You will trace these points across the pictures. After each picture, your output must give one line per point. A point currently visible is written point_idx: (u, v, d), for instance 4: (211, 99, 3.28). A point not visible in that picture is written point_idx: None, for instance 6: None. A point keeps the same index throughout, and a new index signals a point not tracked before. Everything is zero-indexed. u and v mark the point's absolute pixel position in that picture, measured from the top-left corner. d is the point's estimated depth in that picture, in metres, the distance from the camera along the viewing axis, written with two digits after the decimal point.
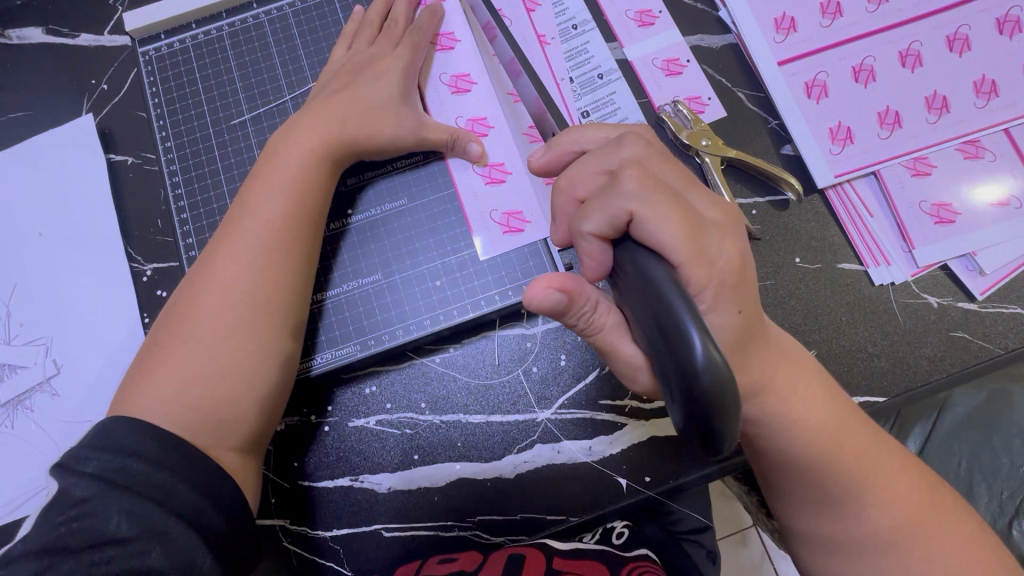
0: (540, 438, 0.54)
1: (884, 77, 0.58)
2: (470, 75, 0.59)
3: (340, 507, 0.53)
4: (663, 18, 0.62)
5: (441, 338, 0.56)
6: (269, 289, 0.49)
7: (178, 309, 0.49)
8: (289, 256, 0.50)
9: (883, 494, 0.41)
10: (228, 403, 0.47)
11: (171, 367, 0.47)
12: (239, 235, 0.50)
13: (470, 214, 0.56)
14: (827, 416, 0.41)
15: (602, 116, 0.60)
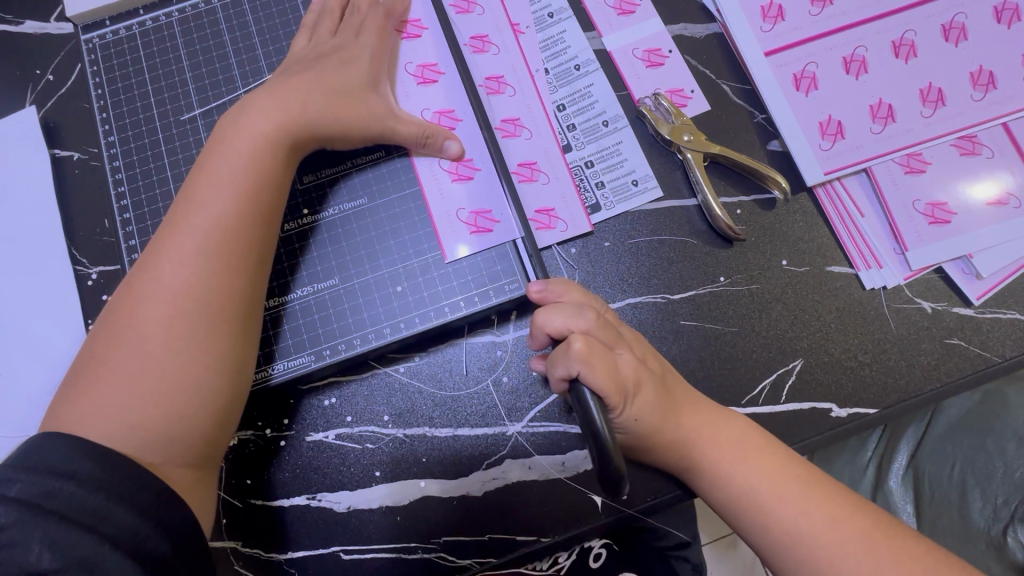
0: (510, 453, 0.51)
1: (877, 69, 0.55)
2: (437, 65, 0.55)
3: (296, 527, 0.50)
4: (644, 7, 0.59)
5: (405, 346, 0.52)
6: (219, 294, 0.45)
7: (118, 319, 0.44)
8: (240, 257, 0.46)
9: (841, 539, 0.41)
10: (176, 419, 0.43)
11: (114, 383, 0.43)
12: (183, 233, 0.45)
13: (436, 216, 0.53)
14: (747, 453, 0.44)
15: (579, 109, 0.57)
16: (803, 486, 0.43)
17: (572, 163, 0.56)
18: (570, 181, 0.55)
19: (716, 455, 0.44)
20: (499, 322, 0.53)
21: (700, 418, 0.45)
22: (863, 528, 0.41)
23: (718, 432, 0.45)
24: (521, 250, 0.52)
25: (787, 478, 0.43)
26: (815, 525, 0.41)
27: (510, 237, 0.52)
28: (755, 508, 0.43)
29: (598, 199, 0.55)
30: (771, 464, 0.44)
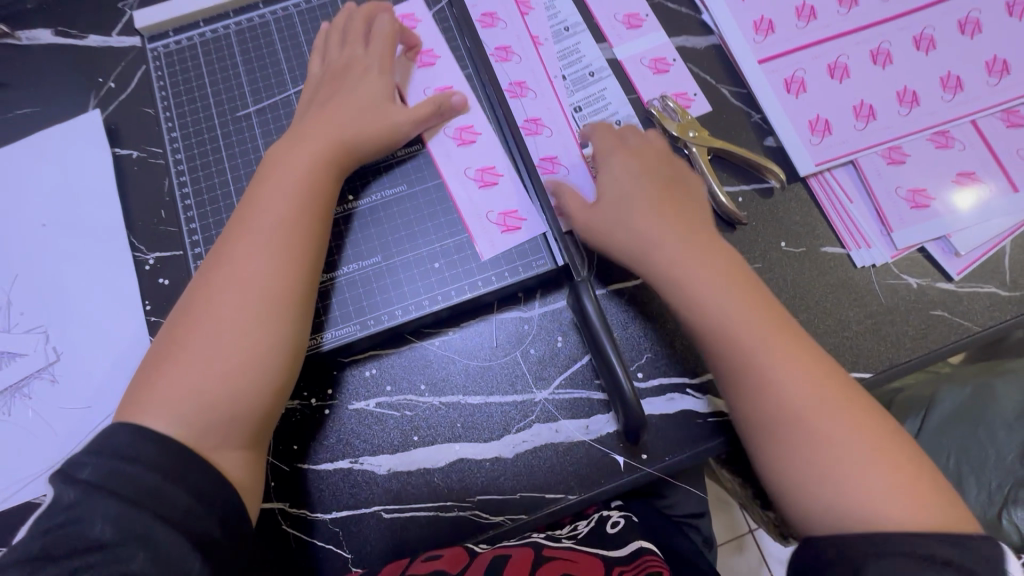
0: (538, 418, 0.55)
1: (858, 74, 0.62)
2: (452, 86, 0.61)
3: (340, 489, 0.54)
4: (650, 21, 0.66)
5: (439, 320, 0.57)
6: (281, 277, 0.48)
7: (186, 318, 0.47)
8: (300, 245, 0.50)
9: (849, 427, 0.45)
10: (233, 400, 0.45)
11: (181, 374, 0.45)
12: (249, 225, 0.49)
13: (466, 218, 0.58)
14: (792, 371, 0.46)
15: (594, 110, 0.63)
16: (835, 409, 0.45)
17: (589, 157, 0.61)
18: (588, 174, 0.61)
19: (764, 370, 0.46)
20: (526, 299, 0.58)
21: (753, 331, 0.47)
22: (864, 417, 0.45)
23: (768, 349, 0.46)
24: (546, 233, 0.57)
25: (821, 399, 0.45)
26: (835, 443, 0.44)
27: (539, 232, 0.57)
28: (780, 396, 0.45)
29: None
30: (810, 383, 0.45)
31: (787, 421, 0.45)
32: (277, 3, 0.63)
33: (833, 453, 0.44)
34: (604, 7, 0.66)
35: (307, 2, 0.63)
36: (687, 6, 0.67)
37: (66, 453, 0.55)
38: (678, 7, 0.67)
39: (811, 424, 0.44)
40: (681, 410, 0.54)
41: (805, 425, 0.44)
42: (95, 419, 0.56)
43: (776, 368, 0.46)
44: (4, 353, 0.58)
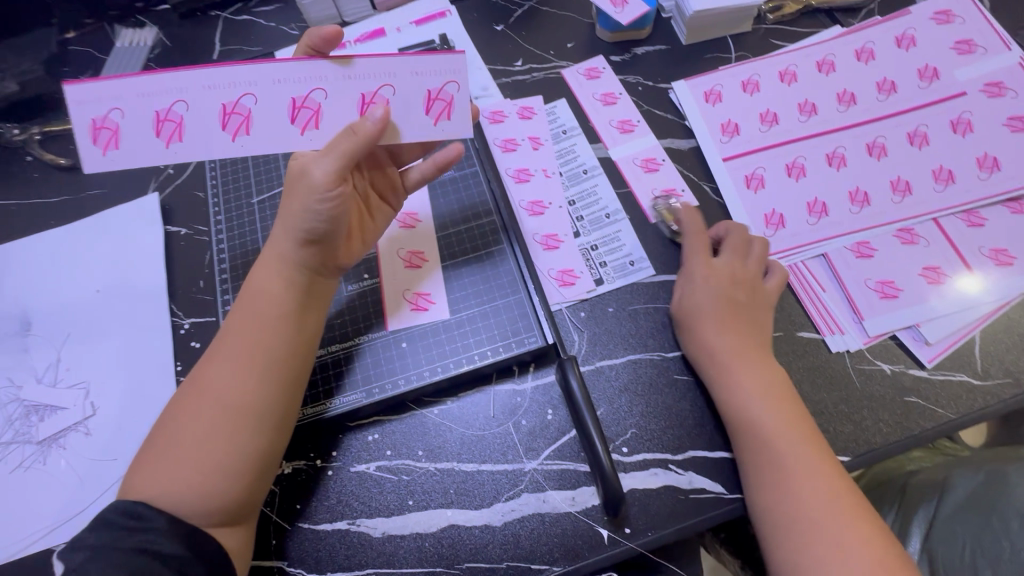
0: (526, 488, 0.57)
1: (813, 174, 0.69)
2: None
3: (335, 550, 0.56)
4: (128, 125, 0.53)
5: (439, 390, 0.62)
6: (255, 397, 0.51)
7: (183, 402, 0.51)
8: (283, 340, 0.53)
9: (843, 532, 0.49)
10: (221, 475, 0.48)
11: (177, 455, 0.48)
12: (232, 341, 0.53)
13: (388, 294, 0.65)
14: (812, 460, 0.52)
15: (586, 203, 0.71)
16: (843, 505, 0.50)
17: (581, 245, 0.68)
18: (580, 258, 0.67)
19: (785, 453, 0.52)
20: (519, 372, 0.62)
21: (783, 425, 0.54)
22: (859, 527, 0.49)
23: (784, 440, 0.53)
24: (538, 310, 0.64)
25: (838, 492, 0.51)
26: (839, 528, 0.49)
27: (444, 316, 0.64)
28: (781, 479, 0.52)
29: (601, 275, 0.67)
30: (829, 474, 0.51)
31: (798, 505, 0.50)
32: None
33: (835, 538, 0.48)
34: (601, 115, 0.77)
35: None
36: (673, 114, 0.76)
37: (89, 503, 0.60)
38: (665, 114, 0.76)
39: (813, 521, 0.50)
40: (665, 486, 0.57)
41: (820, 506, 0.50)
42: (117, 471, 0.61)
43: (790, 457, 0.52)
44: (48, 406, 0.64)
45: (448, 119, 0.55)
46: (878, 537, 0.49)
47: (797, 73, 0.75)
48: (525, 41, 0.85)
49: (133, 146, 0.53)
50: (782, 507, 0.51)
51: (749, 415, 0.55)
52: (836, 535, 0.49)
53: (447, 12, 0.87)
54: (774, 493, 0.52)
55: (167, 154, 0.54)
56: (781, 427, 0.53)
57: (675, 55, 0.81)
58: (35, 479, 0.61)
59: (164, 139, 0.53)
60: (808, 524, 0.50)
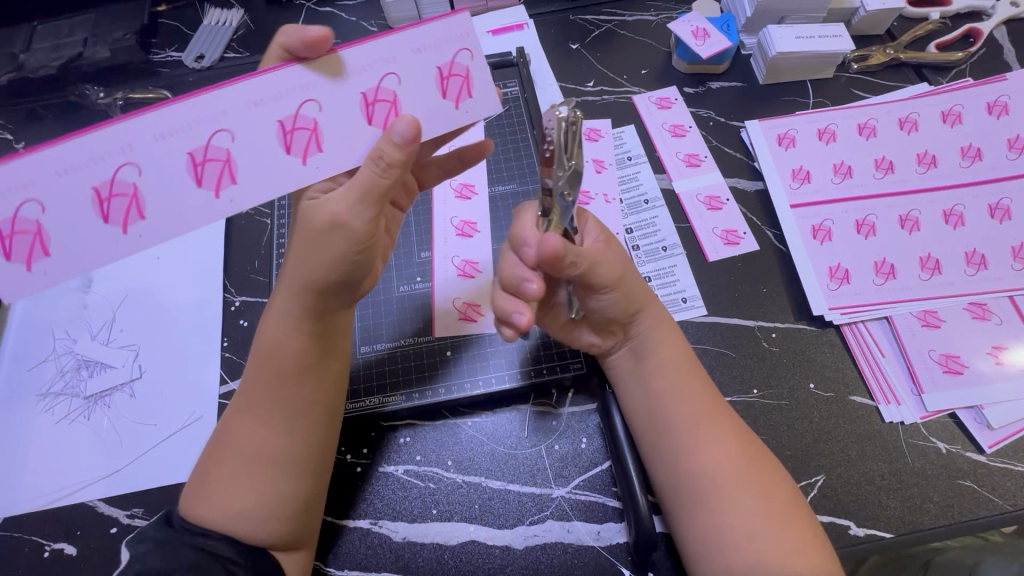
0: (552, 514, 0.57)
1: (884, 234, 0.67)
2: (474, 186, 0.72)
3: (355, 548, 0.56)
4: (53, 220, 0.41)
5: (475, 403, 0.62)
6: (298, 439, 0.50)
7: (232, 434, 0.51)
8: (325, 368, 0.53)
9: (743, 495, 0.47)
10: (286, 502, 0.49)
11: (237, 488, 0.48)
12: (259, 389, 0.51)
13: (437, 299, 0.66)
14: (714, 423, 0.50)
15: (645, 234, 0.70)
16: (756, 472, 0.48)
17: None
18: None
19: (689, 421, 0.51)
20: (558, 397, 0.62)
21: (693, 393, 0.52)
22: (763, 490, 0.47)
23: (681, 406, 0.51)
24: None
25: (744, 458, 0.49)
26: (733, 492, 0.47)
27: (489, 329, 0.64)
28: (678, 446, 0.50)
29: None
30: (733, 439, 0.50)
31: (693, 469, 0.49)
32: None
33: (734, 500, 0.47)
34: (669, 146, 0.76)
35: None
36: (741, 154, 0.75)
37: (124, 463, 0.61)
38: (733, 153, 0.75)
39: (720, 487, 0.48)
40: None
41: (716, 470, 0.48)
42: (154, 437, 0.62)
43: (686, 420, 0.51)
44: (97, 363, 0.66)
45: (470, 95, 0.45)
46: (780, 494, 0.48)
47: (876, 128, 0.73)
48: (599, 62, 0.84)
49: (72, 236, 0.42)
50: (675, 472, 0.50)
51: (643, 389, 0.54)
52: (729, 497, 0.47)
53: (525, 25, 0.87)
54: (669, 464, 0.50)
55: (128, 240, 0.42)
56: (679, 395, 0.52)
57: (751, 93, 0.79)
58: (78, 433, 0.63)
59: (118, 223, 0.42)
60: (703, 489, 0.48)
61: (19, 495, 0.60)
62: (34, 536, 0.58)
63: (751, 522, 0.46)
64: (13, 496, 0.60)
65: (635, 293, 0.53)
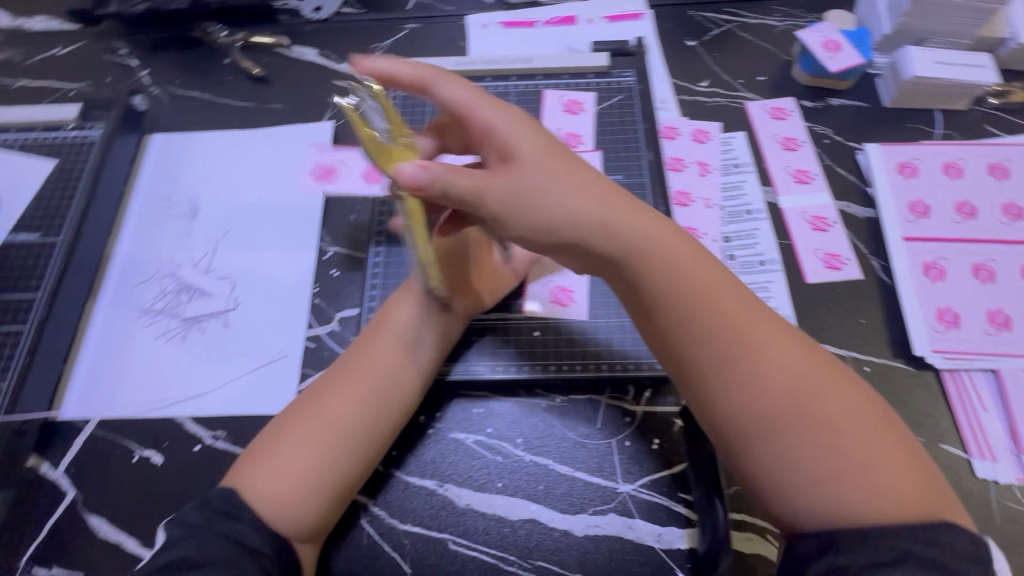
0: (615, 508, 0.57)
1: (1003, 282, 0.63)
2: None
3: (418, 505, 0.58)
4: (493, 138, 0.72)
5: (553, 387, 0.62)
6: (364, 428, 0.54)
7: (302, 409, 0.54)
8: (408, 372, 0.57)
9: (823, 440, 0.41)
10: (322, 488, 0.51)
11: (286, 460, 0.51)
12: (356, 365, 0.56)
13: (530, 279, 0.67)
14: (785, 364, 0.44)
15: (742, 245, 0.68)
16: (833, 414, 0.42)
17: None
18: None
19: (741, 366, 0.44)
20: (635, 395, 0.62)
21: (698, 304, 0.45)
22: (845, 437, 0.42)
23: (762, 356, 0.43)
24: None
25: (853, 412, 0.43)
26: (857, 446, 0.41)
27: (578, 317, 0.65)
28: (736, 399, 0.44)
29: None
30: (835, 391, 0.43)
31: (809, 428, 0.42)
32: (503, 81, 0.74)
33: (859, 457, 0.41)
34: (778, 159, 0.73)
35: (525, 85, 0.73)
36: (856, 177, 0.72)
37: (213, 387, 0.64)
38: (846, 175, 0.72)
39: (790, 436, 0.42)
40: (757, 554, 0.54)
41: (825, 419, 0.42)
42: (239, 371, 0.65)
43: (737, 363, 0.44)
44: (196, 290, 0.70)
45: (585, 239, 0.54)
46: (879, 438, 0.42)
47: (1010, 170, 0.69)
48: (715, 62, 0.82)
49: None
50: (744, 421, 0.43)
51: (672, 332, 0.46)
52: (862, 454, 0.41)
53: (641, 15, 0.85)
54: (727, 415, 0.44)
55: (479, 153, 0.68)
56: (712, 330, 0.45)
57: (873, 115, 0.76)
58: (173, 352, 0.66)
59: None
60: (815, 448, 0.41)
61: (115, 400, 0.64)
62: (126, 440, 0.62)
63: (878, 479, 0.40)
64: (110, 400, 0.64)
65: (564, 171, 0.48)
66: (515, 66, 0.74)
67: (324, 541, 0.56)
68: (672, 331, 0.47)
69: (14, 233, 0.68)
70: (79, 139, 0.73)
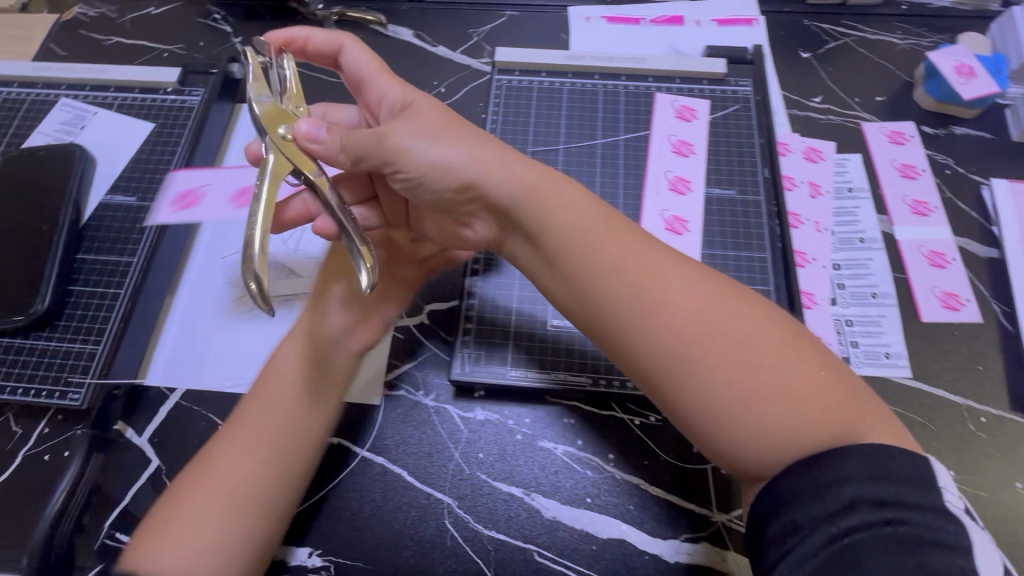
0: (709, 537, 0.55)
1: None
2: (690, 182, 0.64)
3: (504, 512, 0.56)
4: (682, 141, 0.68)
5: (648, 405, 0.61)
6: (269, 482, 0.50)
7: (199, 473, 0.50)
8: (285, 413, 0.53)
9: (773, 412, 0.39)
10: (235, 550, 0.48)
11: (191, 527, 0.47)
12: (254, 412, 0.54)
13: None
14: (570, 242, 0.46)
15: (854, 274, 0.65)
16: (782, 372, 0.40)
17: (835, 316, 0.63)
18: (830, 330, 0.62)
19: (678, 342, 0.42)
20: None
21: (656, 291, 0.43)
22: (792, 404, 0.39)
23: (586, 258, 0.45)
24: None
25: (687, 300, 0.43)
26: (765, 369, 0.40)
27: None
28: (683, 380, 0.42)
29: (850, 353, 0.61)
30: (672, 286, 0.43)
31: (700, 365, 0.41)
32: (612, 80, 0.71)
33: (750, 377, 0.40)
34: (895, 187, 0.69)
35: (636, 86, 0.70)
36: (978, 213, 0.68)
37: None
38: (968, 211, 0.68)
39: (734, 405, 0.40)
40: None
41: (774, 385, 0.40)
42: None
43: (681, 340, 0.42)
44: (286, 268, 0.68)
45: None
46: (827, 391, 0.40)
47: None
48: (830, 78, 0.78)
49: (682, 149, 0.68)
50: (693, 404, 0.42)
51: (595, 305, 0.45)
52: (765, 372, 0.40)
53: (754, 21, 0.81)
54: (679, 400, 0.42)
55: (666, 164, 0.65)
56: (542, 227, 0.47)
57: (1000, 149, 0.71)
58: (260, 328, 0.65)
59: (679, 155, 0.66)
60: (756, 402, 0.40)
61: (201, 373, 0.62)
62: (210, 413, 0.60)
63: (824, 418, 0.39)
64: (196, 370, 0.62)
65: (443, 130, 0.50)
66: (627, 66, 0.71)
67: (410, 539, 0.56)
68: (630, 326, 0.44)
69: (112, 194, 0.68)
70: (178, 104, 0.72)
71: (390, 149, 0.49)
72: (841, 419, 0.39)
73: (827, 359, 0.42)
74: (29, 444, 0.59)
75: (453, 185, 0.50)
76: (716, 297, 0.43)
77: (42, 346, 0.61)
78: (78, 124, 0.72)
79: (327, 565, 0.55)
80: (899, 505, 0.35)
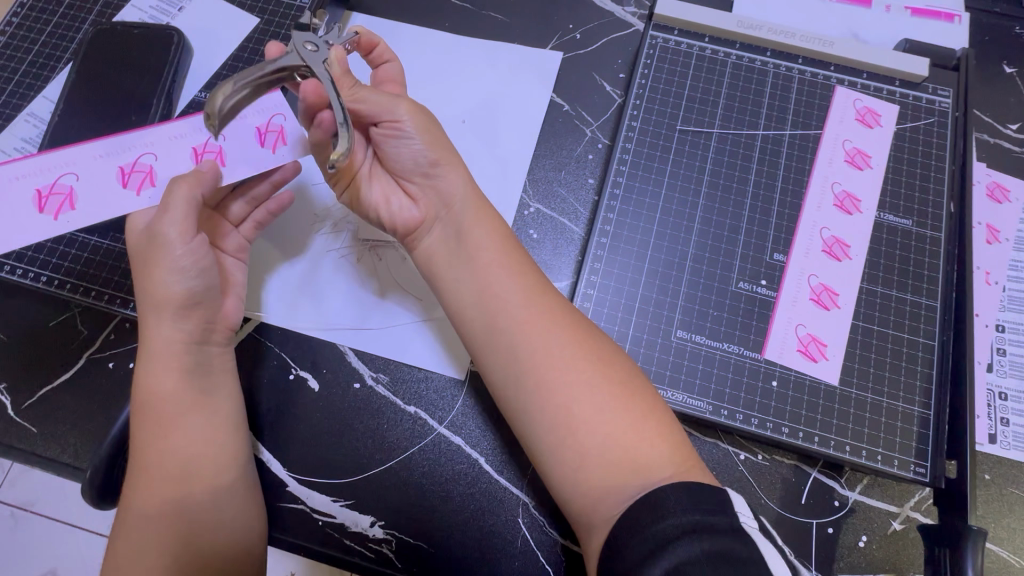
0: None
1: None
2: (860, 201, 0.56)
3: None
4: (864, 142, 0.58)
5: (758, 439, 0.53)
6: (208, 458, 0.47)
7: (133, 492, 0.45)
8: (182, 388, 0.47)
9: (593, 441, 0.41)
10: (226, 517, 0.47)
11: (161, 526, 0.44)
12: (148, 419, 0.46)
13: (777, 315, 0.53)
14: (472, 249, 0.48)
15: (1019, 341, 0.56)
16: (613, 402, 0.41)
17: (988, 384, 0.55)
18: (980, 401, 0.55)
19: (531, 365, 0.43)
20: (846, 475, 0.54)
21: (525, 315, 0.44)
22: (611, 434, 0.40)
23: (477, 266, 0.47)
24: (941, 441, 0.49)
25: (547, 323, 0.44)
26: (603, 402, 0.41)
27: (829, 380, 0.51)
28: (530, 402, 0.43)
29: (998, 431, 0.54)
30: (537, 312, 0.45)
31: (553, 391, 0.42)
32: (787, 60, 0.61)
33: (592, 407, 0.41)
34: None
35: (813, 75, 0.60)
36: None
37: (381, 324, 0.57)
38: None
39: (564, 430, 0.41)
40: None
41: (598, 418, 0.41)
42: (398, 317, 0.58)
43: (535, 361, 0.43)
44: None
45: (816, 360, 0.51)
46: (649, 430, 0.41)
47: None
48: None
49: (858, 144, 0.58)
50: (533, 424, 0.43)
51: (474, 315, 0.46)
52: (598, 402, 0.41)
53: (956, 17, 0.67)
54: (521, 417, 0.43)
55: (836, 164, 0.57)
56: (464, 229, 0.48)
57: None
58: (343, 269, 0.59)
59: (849, 162, 0.57)
60: (582, 429, 0.41)
61: (255, 297, 0.57)
62: (285, 354, 0.57)
63: (638, 452, 0.40)
64: (251, 295, 0.57)
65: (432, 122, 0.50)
66: (809, 47, 0.60)
67: (481, 529, 0.52)
68: (491, 344, 0.45)
69: (206, 92, 0.61)
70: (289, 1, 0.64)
71: (386, 103, 0.48)
72: (660, 457, 0.40)
73: (653, 404, 0.43)
74: (95, 347, 0.56)
75: (422, 160, 0.49)
76: (568, 328, 0.44)
77: (118, 250, 0.57)
78: (175, 5, 0.64)
79: (389, 539, 0.52)
80: (706, 528, 0.34)
